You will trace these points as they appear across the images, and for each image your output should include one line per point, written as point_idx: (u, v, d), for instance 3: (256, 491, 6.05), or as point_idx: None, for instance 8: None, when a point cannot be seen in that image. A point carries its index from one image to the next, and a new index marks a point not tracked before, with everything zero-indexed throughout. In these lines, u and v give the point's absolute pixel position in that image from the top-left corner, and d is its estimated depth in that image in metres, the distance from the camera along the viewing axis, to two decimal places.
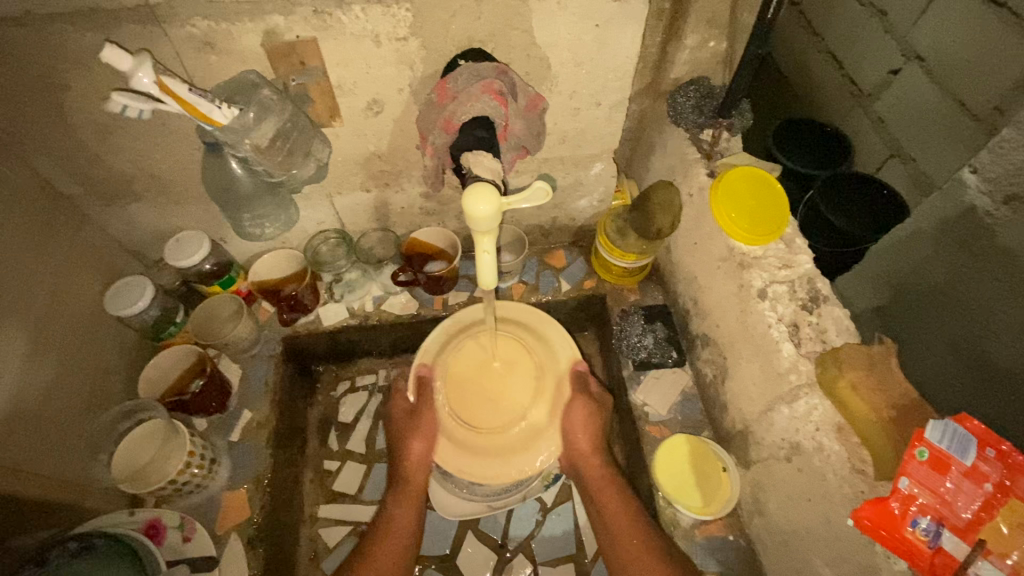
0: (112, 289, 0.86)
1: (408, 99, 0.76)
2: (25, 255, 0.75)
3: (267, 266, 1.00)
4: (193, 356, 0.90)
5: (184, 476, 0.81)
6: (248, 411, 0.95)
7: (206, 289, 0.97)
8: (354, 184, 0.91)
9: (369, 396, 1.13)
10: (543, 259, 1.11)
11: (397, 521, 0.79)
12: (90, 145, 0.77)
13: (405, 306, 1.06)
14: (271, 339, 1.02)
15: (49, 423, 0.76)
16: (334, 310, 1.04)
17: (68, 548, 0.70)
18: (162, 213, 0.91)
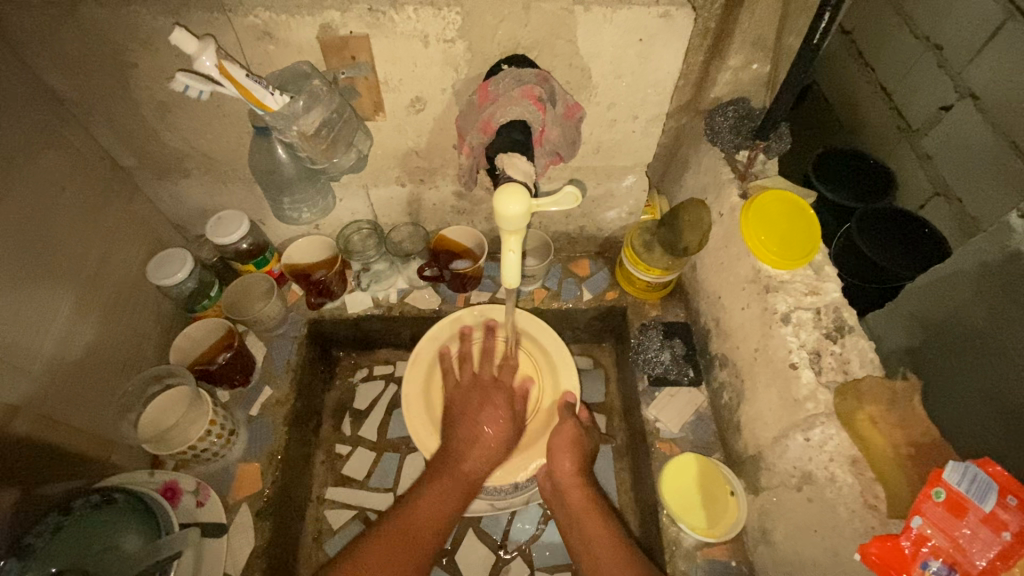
0: (155, 259, 0.90)
1: (450, 99, 0.79)
2: (82, 219, 0.80)
3: (300, 250, 1.03)
4: (223, 330, 0.94)
5: (204, 443, 0.85)
6: (269, 387, 0.99)
7: (240, 266, 1.02)
8: (390, 177, 0.94)
9: (385, 387, 1.15)
10: (567, 266, 1.12)
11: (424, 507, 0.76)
12: (149, 120, 0.81)
13: (428, 300, 1.09)
14: (297, 322, 1.06)
15: (85, 379, 0.80)
16: (359, 299, 1.08)
17: (91, 500, 0.75)
18: (208, 190, 0.95)
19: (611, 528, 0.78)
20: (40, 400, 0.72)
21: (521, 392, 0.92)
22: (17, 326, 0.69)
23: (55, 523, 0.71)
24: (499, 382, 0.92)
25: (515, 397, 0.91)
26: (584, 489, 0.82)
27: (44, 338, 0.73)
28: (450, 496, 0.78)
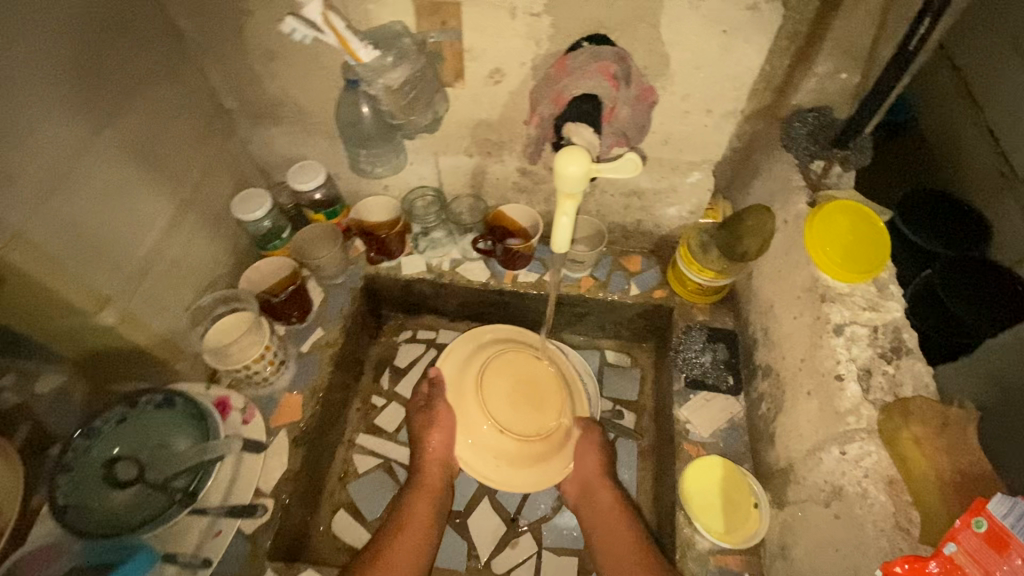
0: (239, 195, 0.99)
1: (527, 73, 0.81)
2: (183, 147, 0.89)
3: (367, 208, 1.09)
4: (289, 270, 1.02)
5: (257, 365, 0.92)
6: (321, 329, 1.06)
7: (311, 215, 1.10)
8: (460, 147, 0.98)
9: (425, 350, 1.21)
10: (618, 259, 1.13)
11: (415, 513, 0.86)
12: (253, 66, 0.89)
13: (478, 273, 1.12)
14: (355, 274, 1.13)
15: (166, 288, 0.89)
16: (414, 263, 1.13)
17: (154, 399, 0.86)
18: (294, 139, 1.03)
19: (635, 531, 0.83)
20: (127, 295, 0.81)
21: (548, 402, 0.85)
22: (117, 229, 0.78)
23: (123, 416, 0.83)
24: (518, 385, 0.85)
25: (535, 408, 0.84)
26: (610, 491, 0.88)
27: (138, 244, 0.82)
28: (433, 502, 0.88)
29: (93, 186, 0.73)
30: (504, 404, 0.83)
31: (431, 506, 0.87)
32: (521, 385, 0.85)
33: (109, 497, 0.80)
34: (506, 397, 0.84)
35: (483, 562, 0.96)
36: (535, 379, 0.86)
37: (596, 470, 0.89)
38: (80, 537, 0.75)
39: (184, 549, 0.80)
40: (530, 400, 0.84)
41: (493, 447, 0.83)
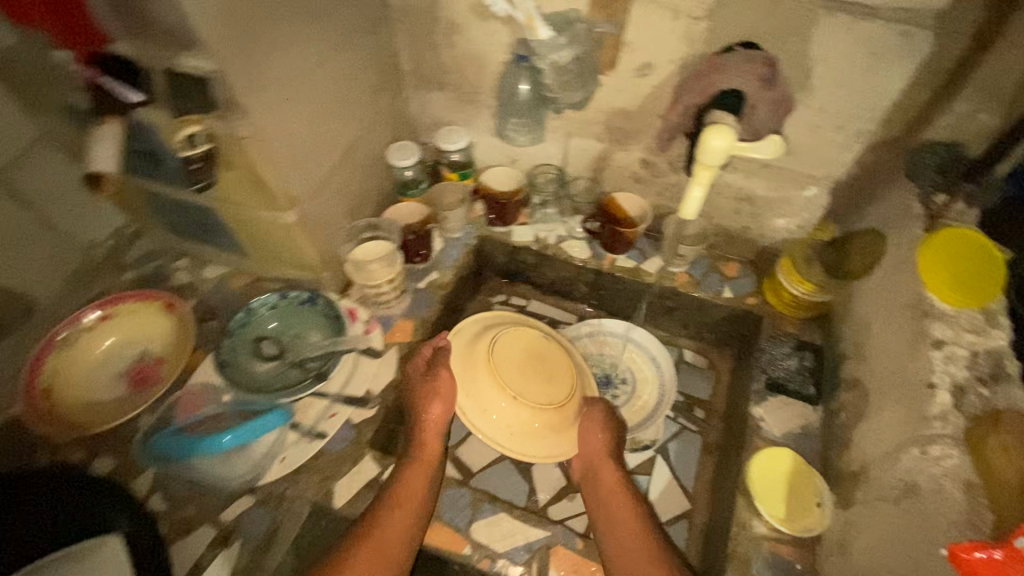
0: (395, 145, 1.16)
1: (675, 70, 0.91)
2: (367, 94, 1.06)
3: (494, 176, 1.23)
4: (420, 216, 1.18)
5: (385, 287, 1.08)
6: (436, 273, 1.20)
7: (445, 174, 1.24)
8: (593, 131, 1.09)
9: (516, 315, 1.32)
10: (715, 263, 1.18)
11: (410, 484, 0.86)
12: (436, 34, 1.05)
13: (580, 252, 1.22)
14: (471, 232, 1.26)
15: (333, 207, 1.05)
16: (524, 232, 1.25)
17: (302, 296, 1.05)
18: (448, 104, 1.18)
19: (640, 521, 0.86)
20: (307, 202, 0.97)
21: (556, 374, 0.91)
22: (315, 148, 0.94)
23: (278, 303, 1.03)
24: (526, 360, 0.91)
25: (547, 381, 0.90)
26: (616, 472, 0.92)
27: (324, 165, 0.99)
28: (427, 474, 0.88)
29: (309, 109, 0.90)
30: (517, 375, 0.89)
31: (424, 473, 0.88)
32: (529, 357, 0.91)
33: (255, 365, 0.99)
34: (518, 368, 0.89)
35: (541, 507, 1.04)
36: (539, 350, 0.92)
37: (599, 448, 0.92)
38: (233, 387, 0.96)
39: (306, 420, 0.96)
40: (543, 373, 0.91)
41: (511, 416, 0.88)
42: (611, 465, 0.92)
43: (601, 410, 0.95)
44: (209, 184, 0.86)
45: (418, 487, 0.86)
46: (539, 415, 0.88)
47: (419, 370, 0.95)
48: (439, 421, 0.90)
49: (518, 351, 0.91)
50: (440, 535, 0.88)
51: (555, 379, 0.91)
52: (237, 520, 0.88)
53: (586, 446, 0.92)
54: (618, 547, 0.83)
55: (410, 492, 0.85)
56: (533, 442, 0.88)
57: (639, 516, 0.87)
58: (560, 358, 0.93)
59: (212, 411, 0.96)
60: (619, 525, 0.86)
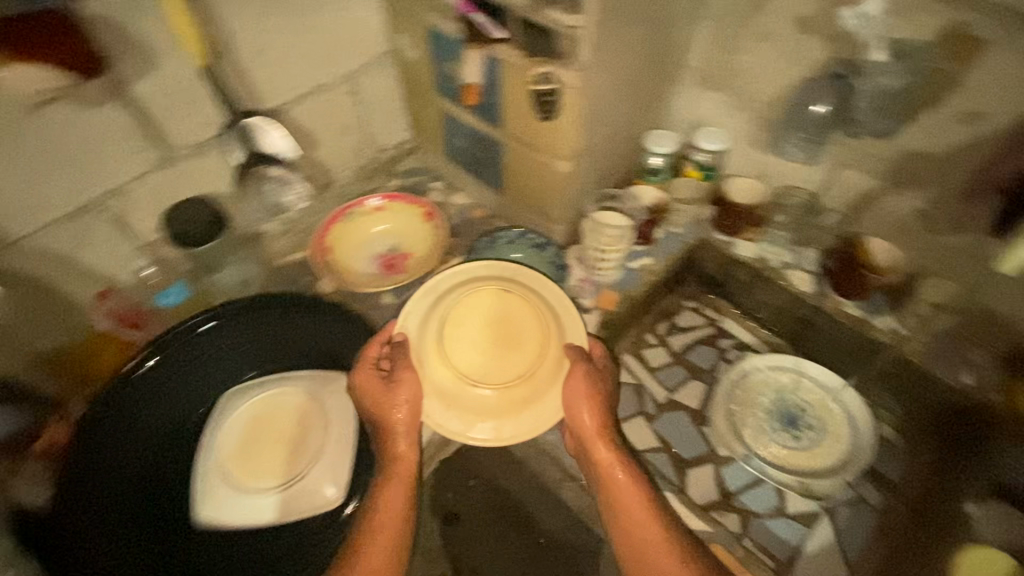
0: (654, 132, 1.21)
1: (1010, 124, 0.85)
2: (658, 80, 1.14)
3: (738, 186, 1.22)
4: (656, 202, 1.22)
5: (609, 256, 1.14)
6: (648, 258, 1.23)
7: (686, 168, 1.25)
8: (871, 168, 1.05)
9: (704, 325, 1.32)
10: (965, 339, 1.04)
11: (388, 499, 0.86)
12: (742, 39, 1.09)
13: (802, 282, 1.19)
14: (691, 232, 1.27)
15: (593, 174, 1.15)
16: (748, 247, 1.23)
17: (535, 241, 1.18)
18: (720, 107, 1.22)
19: (650, 525, 0.84)
20: (581, 160, 1.07)
21: (521, 339, 0.91)
22: (607, 116, 1.04)
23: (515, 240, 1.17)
24: (495, 331, 0.92)
25: (509, 349, 0.91)
26: (608, 444, 0.90)
27: (605, 133, 1.08)
28: (404, 479, 0.87)
29: (620, 79, 1.00)
30: (468, 349, 0.91)
31: (403, 484, 0.87)
32: (500, 321, 0.92)
33: None
34: (483, 334, 0.91)
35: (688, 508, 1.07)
36: (509, 322, 0.92)
37: (595, 424, 0.89)
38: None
39: None
40: (497, 342, 0.91)
41: (482, 401, 0.88)
42: (608, 449, 0.90)
43: (581, 372, 0.87)
44: (549, 118, 0.97)
45: (399, 500, 0.86)
46: (501, 389, 0.89)
47: (374, 377, 0.91)
48: (401, 422, 0.87)
49: (474, 311, 0.92)
50: None
51: (519, 351, 0.91)
52: None
53: (575, 428, 0.90)
54: (632, 538, 0.84)
55: (393, 507, 0.85)
56: (515, 416, 0.88)
57: (653, 512, 0.86)
58: (540, 319, 0.91)
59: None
60: (625, 505, 0.87)
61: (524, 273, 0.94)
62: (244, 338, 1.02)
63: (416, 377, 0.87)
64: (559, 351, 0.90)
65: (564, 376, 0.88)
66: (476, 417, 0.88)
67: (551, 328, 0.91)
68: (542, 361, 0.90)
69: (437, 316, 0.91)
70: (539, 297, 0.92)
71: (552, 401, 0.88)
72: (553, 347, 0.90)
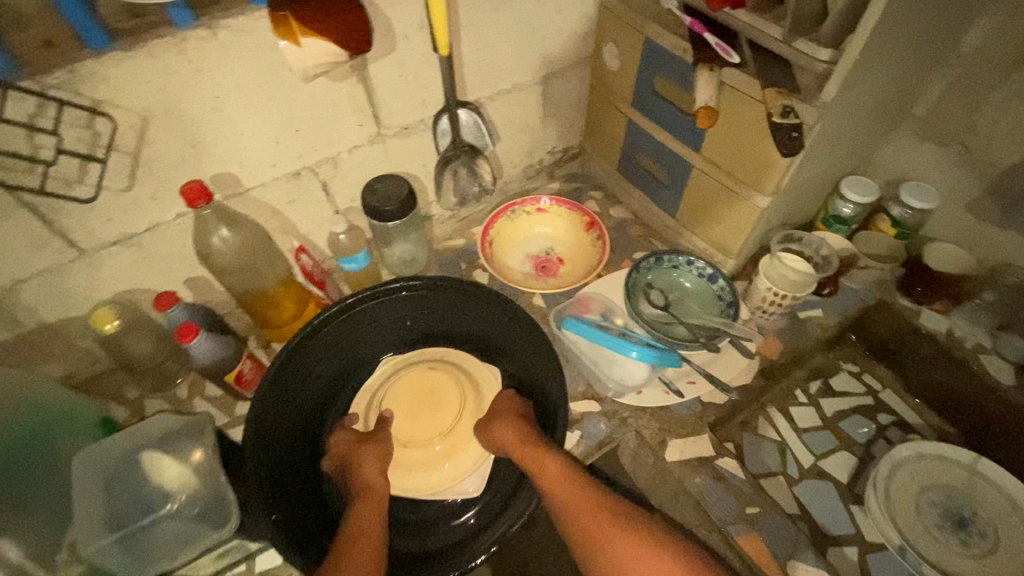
0: (854, 177, 1.12)
1: None
2: (875, 124, 1.05)
3: (939, 253, 1.13)
4: (845, 253, 1.13)
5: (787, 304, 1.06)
6: (820, 311, 1.14)
7: (879, 224, 1.17)
8: None
9: (863, 394, 1.21)
10: None
11: (359, 524, 0.81)
12: (989, 97, 0.98)
13: (1000, 371, 1.07)
14: (871, 292, 1.16)
15: (781, 213, 1.09)
16: (936, 320, 1.13)
17: (705, 272, 1.11)
18: (936, 164, 1.10)
19: (622, 530, 0.79)
20: (767, 205, 1.00)
21: (442, 404, 0.99)
22: (814, 156, 0.97)
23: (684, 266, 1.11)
24: (416, 399, 1.00)
25: (434, 410, 0.99)
26: (559, 464, 0.84)
27: (806, 174, 1.01)
28: (376, 512, 0.83)
29: (841, 121, 0.94)
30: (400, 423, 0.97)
31: (375, 508, 0.84)
32: (417, 395, 1.01)
33: (645, 307, 1.10)
34: (406, 402, 1.00)
35: None
36: (432, 393, 1.01)
37: (529, 438, 0.87)
38: (636, 315, 1.08)
39: (670, 372, 1.04)
40: (421, 407, 0.99)
41: (420, 445, 0.95)
42: (560, 470, 0.83)
43: (514, 414, 0.92)
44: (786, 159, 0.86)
45: (374, 526, 0.81)
46: (425, 444, 0.95)
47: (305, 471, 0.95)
48: (368, 466, 0.88)
49: (400, 397, 1.00)
50: (754, 547, 0.89)
51: (447, 402, 1.00)
52: (583, 416, 1.02)
53: (511, 438, 0.88)
54: (608, 555, 0.78)
55: (365, 532, 0.80)
56: (443, 473, 0.94)
57: (627, 528, 0.79)
58: (448, 397, 1.00)
59: (605, 321, 1.11)
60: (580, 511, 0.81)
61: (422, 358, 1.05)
62: (427, 313, 1.06)
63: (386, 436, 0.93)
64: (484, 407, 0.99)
65: (489, 416, 0.94)
66: (408, 477, 0.93)
67: (469, 386, 1.01)
68: (463, 412, 0.98)
69: (377, 397, 1.00)
70: (467, 375, 1.03)
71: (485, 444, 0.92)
72: (479, 402, 0.99)
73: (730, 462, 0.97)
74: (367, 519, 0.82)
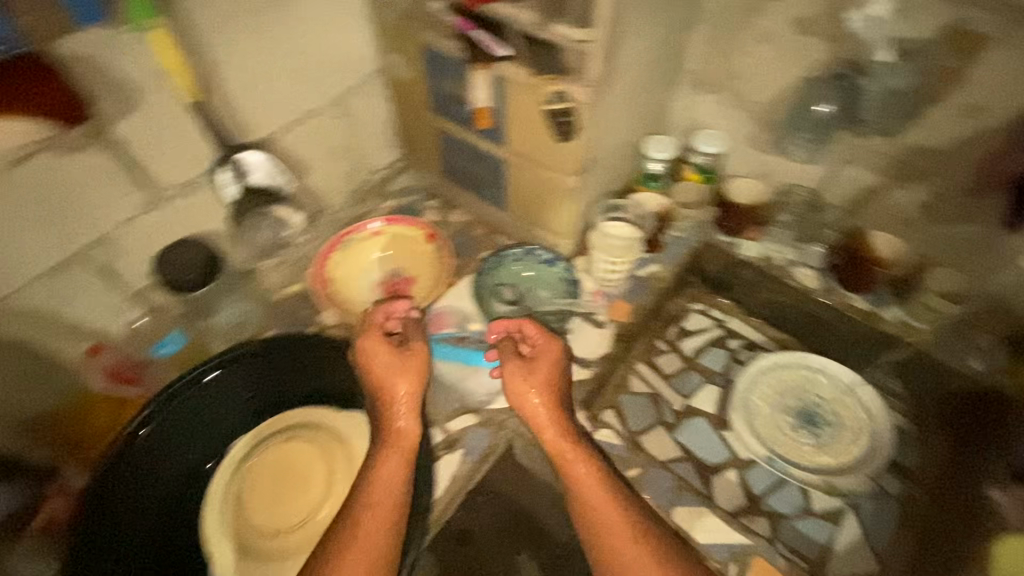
0: (653, 138, 1.19)
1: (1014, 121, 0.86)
2: (655, 85, 1.11)
3: (739, 187, 1.23)
4: (660, 208, 1.23)
5: (621, 269, 1.14)
6: (655, 266, 1.23)
7: (685, 172, 1.25)
8: (872, 165, 1.06)
9: (712, 328, 1.30)
10: (962, 331, 1.09)
11: (375, 510, 0.78)
12: (739, 43, 1.07)
13: (810, 280, 1.19)
14: (695, 236, 1.27)
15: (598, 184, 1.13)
16: (753, 248, 1.24)
17: (542, 256, 1.15)
18: (716, 110, 1.20)
19: (620, 513, 0.81)
20: (589, 172, 1.04)
21: (310, 471, 0.94)
22: (610, 127, 1.01)
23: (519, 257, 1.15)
24: (280, 475, 0.94)
25: (303, 482, 0.94)
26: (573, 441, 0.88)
27: (608, 144, 1.05)
28: (397, 479, 0.81)
29: (624, 91, 0.98)
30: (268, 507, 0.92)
31: (401, 462, 0.83)
32: (280, 469, 0.94)
33: (496, 307, 1.12)
34: (269, 482, 0.94)
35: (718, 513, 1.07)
36: (295, 463, 0.95)
37: (551, 373, 0.93)
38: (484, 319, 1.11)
39: None
40: (285, 484, 0.94)
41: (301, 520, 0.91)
42: (573, 442, 0.87)
43: (547, 355, 0.95)
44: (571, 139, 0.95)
45: (383, 509, 0.78)
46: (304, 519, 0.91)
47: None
48: (406, 404, 0.87)
49: (269, 472, 0.94)
50: None
51: (314, 466, 0.95)
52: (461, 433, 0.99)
53: (528, 379, 0.92)
54: (612, 535, 0.79)
55: (375, 522, 0.77)
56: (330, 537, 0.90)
57: (626, 504, 0.82)
58: (314, 460, 0.95)
59: (461, 333, 1.11)
60: (586, 491, 0.83)
61: (272, 424, 0.97)
62: (255, 378, 0.96)
63: (410, 381, 0.88)
64: (351, 457, 0.95)
65: (526, 356, 0.95)
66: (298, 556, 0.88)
67: (331, 441, 0.96)
68: (332, 469, 0.94)
69: (233, 493, 0.92)
70: (326, 430, 0.97)
71: (525, 394, 0.91)
72: (345, 453, 0.95)
73: (608, 434, 1.01)
74: (381, 503, 0.79)
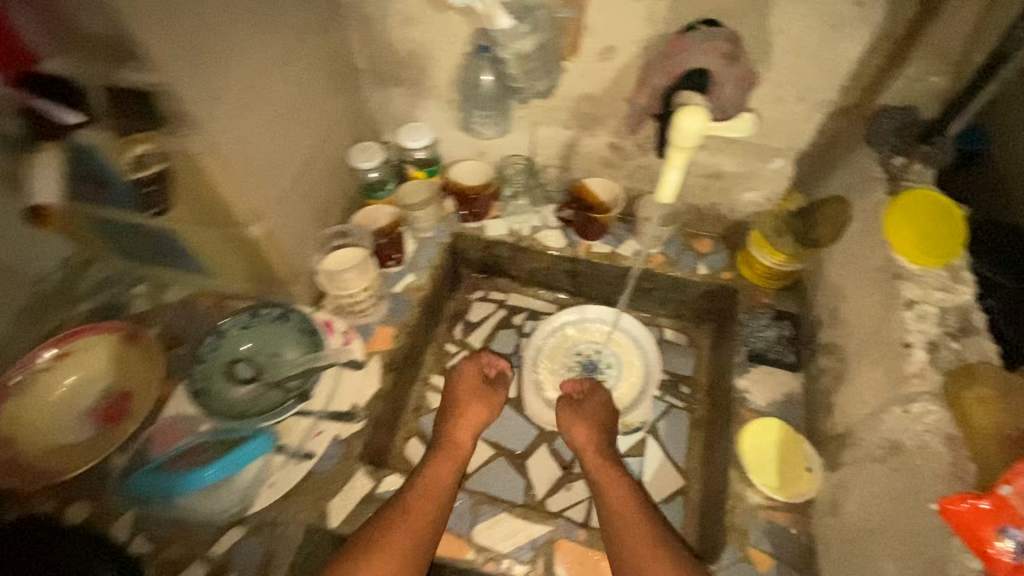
0: (357, 148, 1.12)
1: (639, 52, 0.90)
2: (324, 95, 1.02)
3: (464, 171, 1.20)
4: (390, 217, 1.14)
5: (361, 296, 1.04)
6: (411, 275, 1.17)
7: (411, 170, 1.20)
8: (560, 119, 1.08)
9: (495, 310, 1.32)
10: (689, 242, 1.20)
11: (392, 543, 0.77)
12: (392, 31, 1.02)
13: (556, 240, 1.21)
14: (444, 230, 1.24)
15: (298, 218, 1.01)
16: (497, 226, 1.23)
17: (273, 313, 1.02)
18: (410, 101, 1.15)
19: (653, 530, 0.82)
20: (274, 214, 0.93)
21: None
22: (271, 156, 0.89)
23: (245, 323, 1.01)
24: None
25: None
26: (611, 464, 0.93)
27: (283, 175, 0.93)
28: (414, 525, 0.80)
29: (267, 113, 0.86)
30: None
31: (426, 511, 0.83)
32: None
33: (231, 390, 0.95)
34: None
35: (539, 500, 1.06)
36: None
37: (597, 416, 1.01)
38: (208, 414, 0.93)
39: (291, 442, 0.93)
40: None
41: None
42: (599, 450, 0.95)
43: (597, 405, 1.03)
44: (164, 210, 0.84)
45: (399, 552, 0.77)
46: None
47: None
48: (426, 484, 0.86)
49: None
50: (447, 543, 0.87)
51: None
52: (226, 553, 0.84)
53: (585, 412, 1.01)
54: (620, 531, 0.82)
55: (391, 556, 0.76)
56: None
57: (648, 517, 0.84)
58: None
59: (193, 441, 0.91)
60: (611, 501, 0.87)
61: None
62: None
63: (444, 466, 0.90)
64: None
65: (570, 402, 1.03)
66: None
67: None
68: None
69: None
70: None
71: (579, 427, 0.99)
72: None
73: (395, 478, 0.94)
74: (404, 542, 0.78)
